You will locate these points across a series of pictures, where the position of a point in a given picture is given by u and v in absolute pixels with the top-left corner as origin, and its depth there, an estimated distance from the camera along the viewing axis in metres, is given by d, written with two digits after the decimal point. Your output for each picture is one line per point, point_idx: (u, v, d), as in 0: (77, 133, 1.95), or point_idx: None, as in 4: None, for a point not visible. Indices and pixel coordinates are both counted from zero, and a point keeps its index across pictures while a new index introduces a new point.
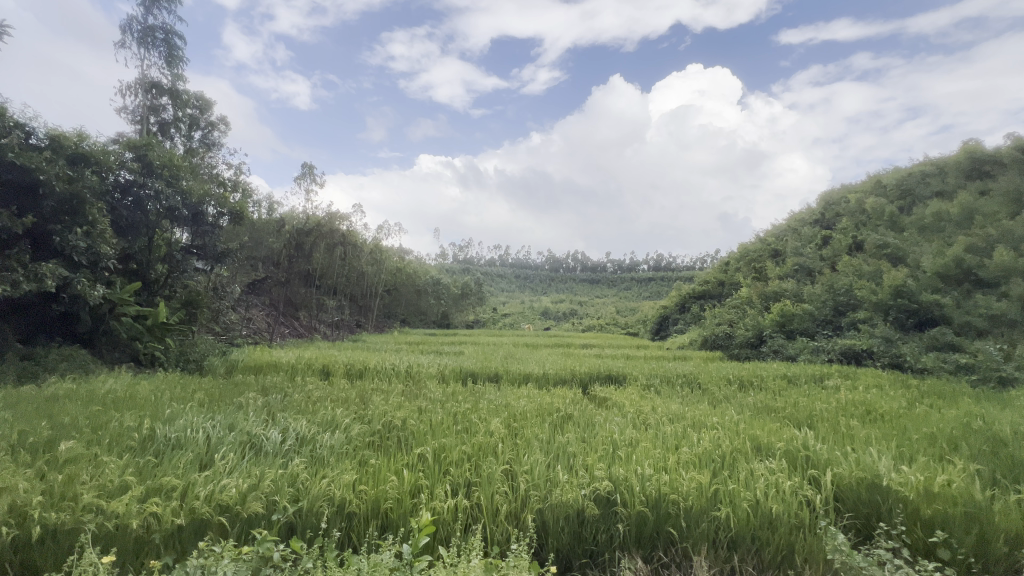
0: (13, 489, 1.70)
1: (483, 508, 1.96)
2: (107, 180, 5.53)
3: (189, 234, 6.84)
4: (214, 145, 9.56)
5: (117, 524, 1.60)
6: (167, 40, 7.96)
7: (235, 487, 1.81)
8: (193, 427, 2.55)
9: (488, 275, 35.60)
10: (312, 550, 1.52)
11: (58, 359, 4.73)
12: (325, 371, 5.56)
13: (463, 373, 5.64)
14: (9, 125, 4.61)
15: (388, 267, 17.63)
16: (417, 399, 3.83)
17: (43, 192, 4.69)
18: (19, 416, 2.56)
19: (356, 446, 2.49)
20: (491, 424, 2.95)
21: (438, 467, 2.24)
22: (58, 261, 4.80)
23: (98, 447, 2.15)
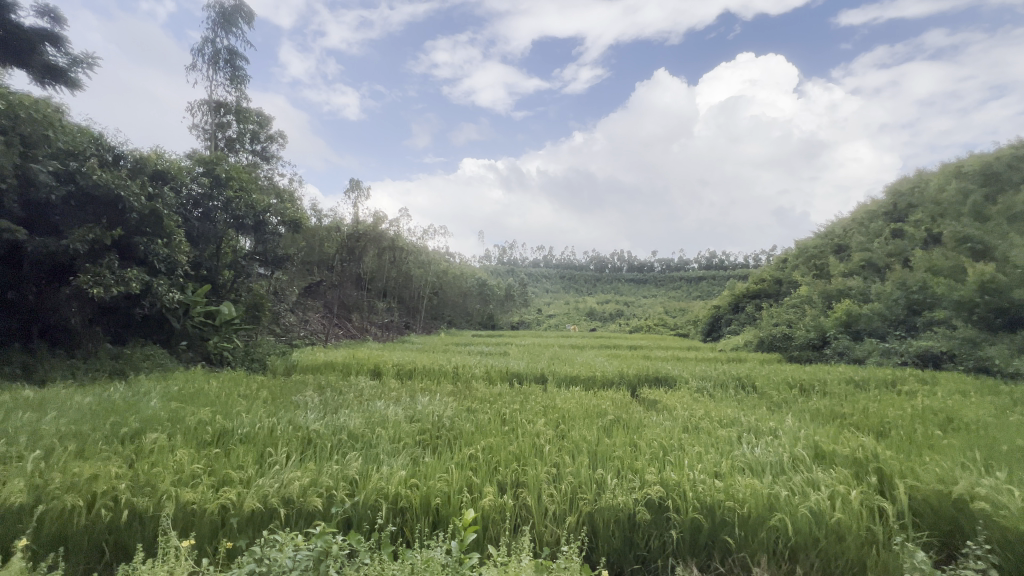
0: (106, 473, 1.88)
1: (532, 508, 1.96)
2: (181, 194, 6.05)
3: (252, 242, 7.29)
4: (272, 158, 10.14)
5: (193, 510, 1.73)
6: (231, 61, 8.54)
7: (297, 480, 1.90)
8: (257, 423, 2.72)
9: (532, 276, 35.66)
10: (367, 543, 1.58)
11: (142, 358, 5.17)
12: (377, 371, 5.76)
13: (509, 373, 5.69)
14: (98, 148, 5.14)
15: (434, 270, 18.03)
16: (464, 398, 3.91)
17: (125, 208, 5.12)
18: (111, 409, 2.84)
19: (407, 443, 2.56)
20: (537, 425, 2.95)
21: (486, 466, 2.26)
22: (140, 269, 5.26)
23: (176, 439, 2.34)
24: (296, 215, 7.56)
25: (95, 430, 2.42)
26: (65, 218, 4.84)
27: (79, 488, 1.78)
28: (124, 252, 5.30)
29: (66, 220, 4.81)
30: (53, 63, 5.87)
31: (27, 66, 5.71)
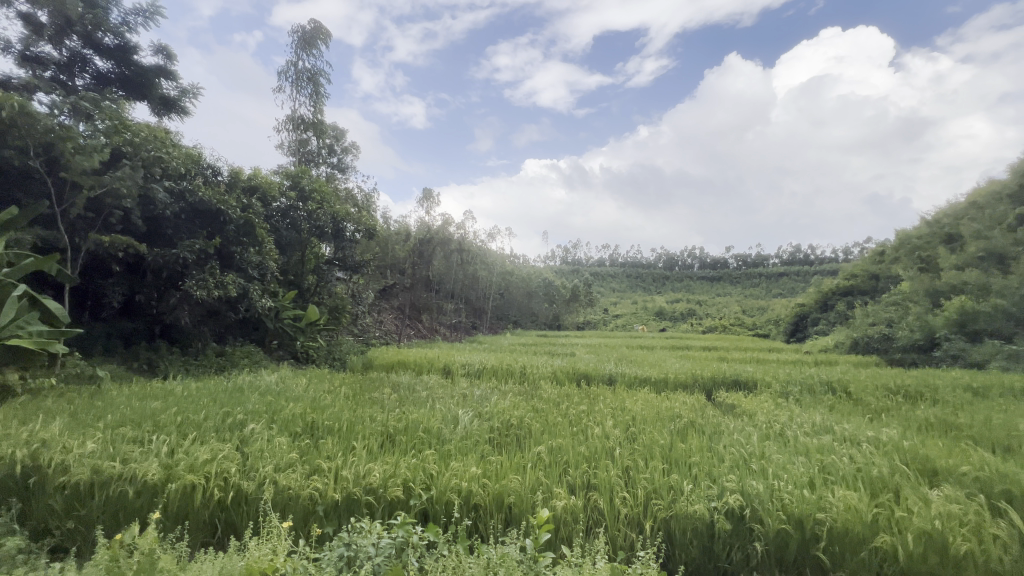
0: (215, 457, 2.10)
1: (604, 512, 1.92)
2: (271, 206, 6.65)
3: (332, 249, 7.80)
4: (348, 169, 10.81)
5: (289, 495, 1.89)
6: (311, 80, 9.23)
7: (377, 472, 2.01)
8: (340, 417, 2.92)
9: (598, 275, 35.00)
10: (445, 535, 1.64)
11: (240, 356, 5.72)
12: (447, 370, 5.94)
13: (577, 374, 5.62)
14: (202, 167, 5.81)
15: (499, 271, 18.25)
16: (532, 398, 3.93)
17: (226, 220, 5.72)
18: (218, 400, 3.18)
19: (478, 441, 2.62)
20: (606, 427, 2.89)
21: (556, 466, 2.26)
22: (238, 275, 5.83)
23: (272, 430, 2.57)
24: (371, 222, 8.00)
25: (207, 419, 2.72)
26: (177, 231, 5.49)
27: (195, 469, 2.01)
28: (225, 260, 5.92)
29: (177, 233, 5.44)
30: (167, 95, 6.67)
31: (146, 99, 6.52)
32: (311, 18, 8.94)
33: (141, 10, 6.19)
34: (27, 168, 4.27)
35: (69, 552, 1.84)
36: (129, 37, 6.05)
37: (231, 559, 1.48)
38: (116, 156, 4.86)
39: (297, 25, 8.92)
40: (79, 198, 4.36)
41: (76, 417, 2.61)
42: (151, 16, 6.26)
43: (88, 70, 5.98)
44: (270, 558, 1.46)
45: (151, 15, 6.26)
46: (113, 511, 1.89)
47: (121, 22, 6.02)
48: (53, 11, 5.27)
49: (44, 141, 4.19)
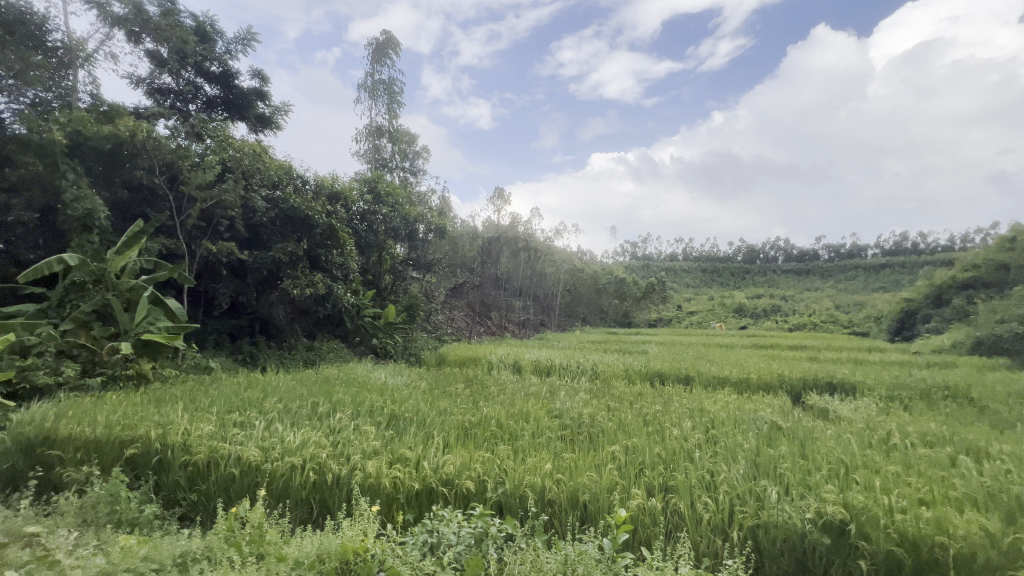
0: (308, 442, 2.29)
1: (685, 516, 1.84)
2: (351, 210, 7.10)
3: (406, 249, 8.19)
4: (420, 172, 11.26)
5: (374, 480, 2.01)
6: (386, 89, 9.73)
7: (453, 464, 2.07)
8: (418, 410, 3.05)
9: (671, 270, 33.54)
10: (522, 529, 1.67)
11: (327, 350, 6.20)
12: (517, 366, 6.02)
13: (650, 373, 5.44)
14: (292, 177, 6.34)
15: (567, 268, 18.11)
16: (604, 396, 3.87)
17: (313, 225, 6.20)
18: (310, 391, 3.46)
19: (549, 438, 2.61)
20: (683, 428, 2.77)
21: (632, 466, 2.20)
22: (324, 275, 6.31)
23: (356, 419, 2.74)
24: (441, 222, 8.30)
25: (300, 407, 2.97)
26: (272, 236, 6.04)
27: (292, 453, 2.19)
28: (314, 261, 6.42)
29: (272, 238, 6.01)
30: (262, 113, 7.32)
31: (245, 118, 7.17)
32: (385, 30, 9.44)
33: (241, 38, 6.87)
34: (154, 185, 4.95)
35: (194, 520, 2.10)
36: (231, 63, 6.75)
37: (328, 537, 1.62)
38: (222, 170, 5.49)
39: (372, 38, 9.45)
40: (194, 209, 4.96)
41: (196, 403, 2.96)
42: (249, 42, 6.93)
43: (199, 96, 6.76)
44: (362, 539, 1.58)
45: (249, 42, 6.94)
46: (226, 488, 2.12)
47: (225, 51, 6.73)
48: (171, 47, 6.02)
49: (166, 160, 4.84)
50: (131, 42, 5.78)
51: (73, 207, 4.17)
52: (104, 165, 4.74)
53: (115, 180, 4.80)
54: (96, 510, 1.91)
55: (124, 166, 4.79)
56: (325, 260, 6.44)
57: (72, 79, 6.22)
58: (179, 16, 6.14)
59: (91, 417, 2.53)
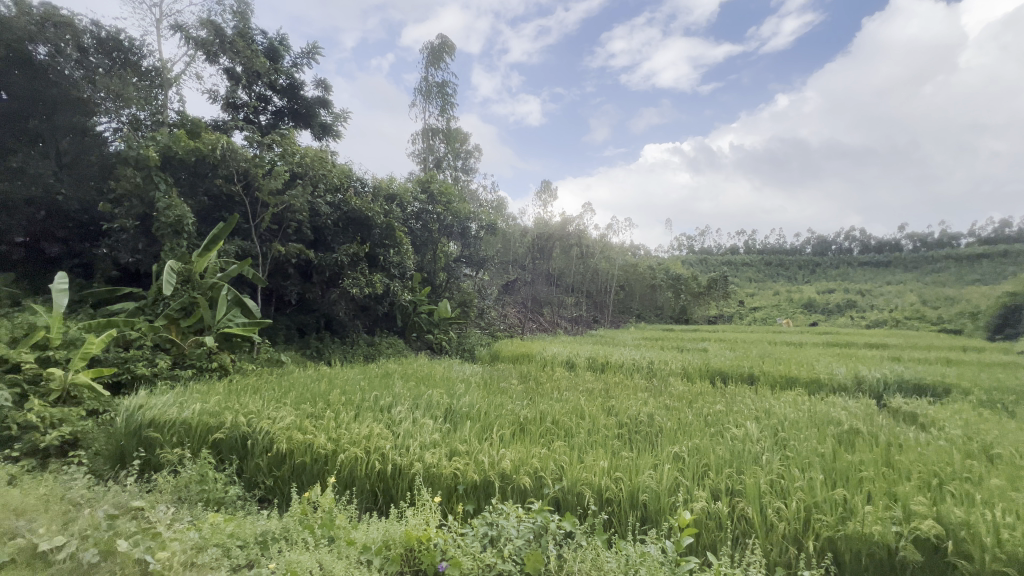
0: (370, 434, 2.39)
1: (753, 522, 1.75)
2: (407, 210, 7.34)
3: (459, 247, 8.35)
4: (472, 171, 11.44)
5: (434, 472, 2.06)
6: (439, 90, 9.94)
7: (510, 459, 2.08)
8: (473, 404, 3.12)
9: (732, 264, 31.95)
10: (582, 527, 1.66)
11: (387, 346, 6.48)
12: (570, 363, 5.98)
13: (710, 371, 5.24)
14: (352, 180, 6.65)
15: (621, 263, 17.74)
16: (661, 395, 3.77)
17: (372, 225, 6.46)
18: (372, 384, 3.63)
19: (606, 436, 2.57)
20: (749, 430, 2.63)
21: (695, 467, 2.12)
22: (383, 274, 6.57)
23: (415, 413, 2.83)
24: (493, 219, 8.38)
25: (364, 400, 3.11)
26: (335, 237, 6.37)
27: (356, 443, 2.30)
28: (373, 260, 6.70)
29: (335, 239, 6.34)
30: (325, 121, 7.71)
31: (310, 127, 7.61)
32: (439, 34, 9.64)
33: (307, 52, 7.29)
34: (231, 192, 5.37)
35: (272, 502, 2.27)
36: (298, 76, 7.18)
37: (393, 525, 1.69)
38: (292, 177, 5.86)
39: (426, 42, 9.69)
40: (266, 214, 5.33)
41: (271, 393, 3.19)
42: (313, 56, 7.33)
43: (269, 107, 7.24)
44: (424, 528, 1.63)
45: (314, 55, 7.33)
46: (300, 473, 2.27)
47: (292, 64, 7.16)
48: (245, 63, 6.49)
49: (242, 170, 5.24)
50: (210, 62, 6.31)
51: (165, 215, 4.61)
52: (189, 176, 5.21)
53: (199, 189, 5.26)
54: (188, 489, 2.11)
55: (206, 175, 5.23)
56: (383, 259, 6.70)
57: (162, 98, 6.79)
58: (251, 35, 6.61)
59: (182, 404, 2.79)
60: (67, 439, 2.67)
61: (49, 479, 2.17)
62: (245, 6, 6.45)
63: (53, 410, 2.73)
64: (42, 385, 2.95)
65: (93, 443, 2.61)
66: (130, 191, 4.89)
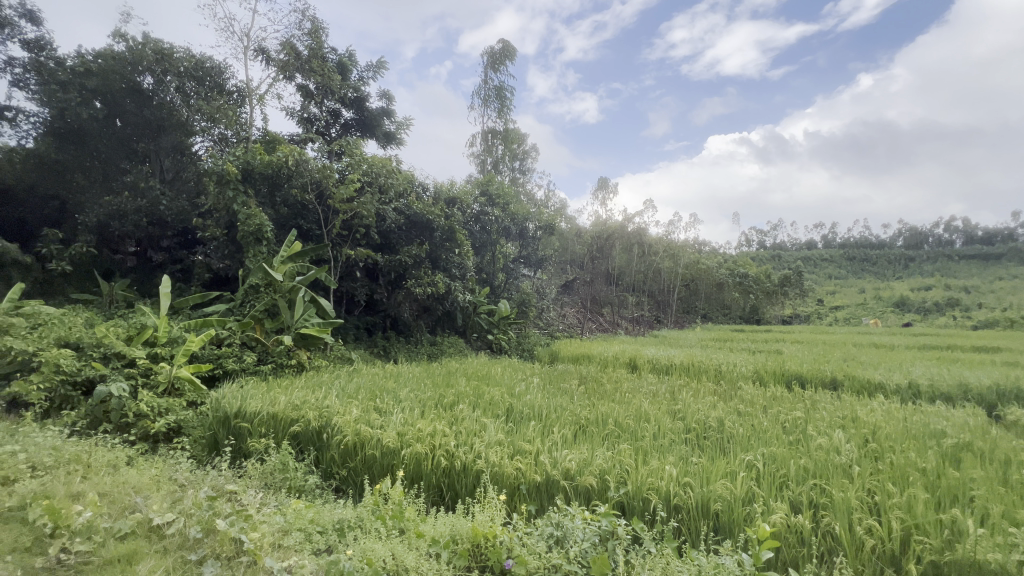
0: (435, 430, 2.46)
1: (842, 540, 1.61)
2: (467, 212, 7.52)
3: (518, 247, 8.42)
4: (529, 172, 11.47)
5: (497, 471, 2.09)
6: (498, 93, 10.08)
7: (572, 460, 2.06)
8: (533, 404, 3.13)
9: (809, 260, 29.72)
10: (650, 533, 1.61)
11: (448, 345, 6.67)
12: (632, 364, 5.82)
13: (785, 376, 4.91)
14: (414, 185, 6.90)
15: (685, 262, 17.05)
16: (731, 398, 3.59)
17: (433, 228, 6.68)
18: (436, 382, 3.75)
19: (673, 440, 2.48)
20: (834, 438, 2.43)
21: (772, 477, 1.99)
22: (444, 275, 6.77)
23: (477, 412, 2.88)
24: (550, 219, 8.37)
25: (429, 397, 3.22)
26: (399, 241, 6.65)
27: (422, 439, 2.38)
28: (435, 262, 6.92)
29: (400, 243, 6.60)
30: (389, 130, 8.06)
31: (375, 136, 8.00)
32: (498, 38, 9.78)
33: (372, 66, 7.66)
34: (306, 201, 5.75)
35: (347, 492, 2.41)
36: (364, 89, 7.56)
37: (460, 520, 1.74)
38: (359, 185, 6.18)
39: (487, 47, 9.86)
40: (336, 220, 5.66)
41: (343, 389, 3.37)
42: (378, 69, 7.69)
43: (338, 120, 7.69)
44: (490, 525, 1.66)
45: (378, 69, 7.70)
46: (371, 465, 2.38)
47: (359, 78, 7.57)
48: (317, 81, 6.96)
49: (315, 180, 5.60)
50: (287, 80, 6.83)
51: (248, 224, 5.03)
52: (269, 187, 5.65)
53: (277, 199, 5.69)
54: (273, 476, 2.30)
55: (283, 186, 5.65)
56: (445, 260, 6.90)
57: (246, 117, 7.41)
58: (324, 53, 7.08)
59: (266, 397, 3.03)
60: (173, 427, 3.00)
61: (159, 461, 2.44)
62: (318, 27, 6.91)
63: (161, 400, 3.07)
64: (151, 378, 3.33)
65: (193, 431, 2.90)
66: (219, 203, 5.39)
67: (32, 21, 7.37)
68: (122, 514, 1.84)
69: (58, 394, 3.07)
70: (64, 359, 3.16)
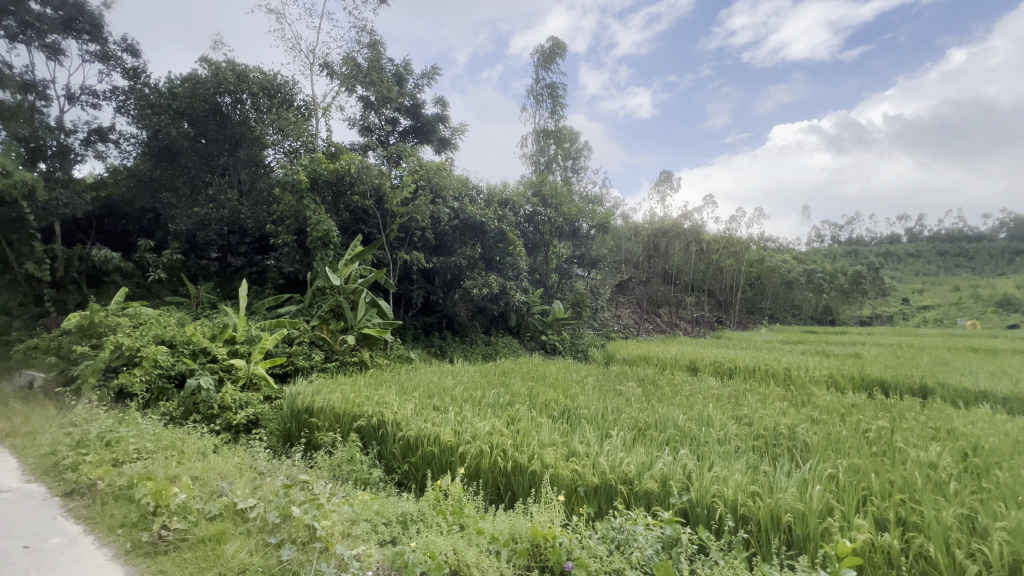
0: (492, 429, 2.49)
1: (938, 563, 1.46)
2: (519, 213, 7.57)
3: (571, 247, 8.35)
4: (582, 170, 11.34)
5: (555, 471, 2.07)
6: (550, 92, 10.05)
7: (631, 464, 2.01)
8: (590, 405, 3.09)
9: (891, 255, 27.23)
10: (718, 543, 1.54)
11: (502, 345, 6.75)
12: (692, 366, 5.60)
13: (864, 382, 4.53)
14: (468, 188, 7.04)
15: (749, 259, 16.16)
16: (802, 405, 3.37)
17: (486, 230, 6.78)
18: (491, 381, 3.80)
19: (740, 447, 2.36)
20: (927, 451, 2.20)
21: (853, 490, 1.84)
22: (497, 276, 6.85)
23: (532, 412, 2.88)
24: (604, 218, 8.23)
25: (485, 396, 3.27)
26: (454, 243, 6.80)
27: (478, 437, 2.41)
28: (488, 263, 7.01)
29: (455, 244, 6.75)
30: (443, 135, 8.27)
31: (431, 142, 8.23)
32: (549, 37, 9.77)
33: (427, 73, 7.90)
34: (366, 206, 6.03)
35: (408, 486, 2.49)
36: (420, 96, 7.81)
37: (520, 519, 1.75)
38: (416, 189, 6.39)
39: (538, 46, 9.87)
40: (395, 224, 5.88)
41: (403, 387, 3.50)
42: (433, 76, 7.92)
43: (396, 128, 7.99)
44: (550, 527, 1.65)
45: (432, 76, 7.92)
46: (430, 462, 2.45)
47: (415, 86, 7.82)
48: (376, 90, 7.27)
49: (375, 186, 5.85)
50: (349, 91, 7.18)
51: (316, 230, 5.35)
52: (334, 195, 5.96)
53: (341, 206, 6.00)
54: (341, 468, 2.43)
55: (346, 193, 5.94)
56: (498, 261, 6.98)
57: (312, 128, 7.88)
58: (382, 64, 7.38)
59: (333, 392, 3.20)
60: (251, 420, 3.24)
61: (240, 450, 2.65)
62: (376, 40, 7.22)
63: (241, 394, 3.33)
64: (233, 374, 3.62)
65: (269, 423, 3.12)
66: (290, 210, 5.77)
67: (132, 53, 8.24)
68: (211, 497, 2.01)
69: (156, 386, 3.41)
70: (161, 354, 3.50)
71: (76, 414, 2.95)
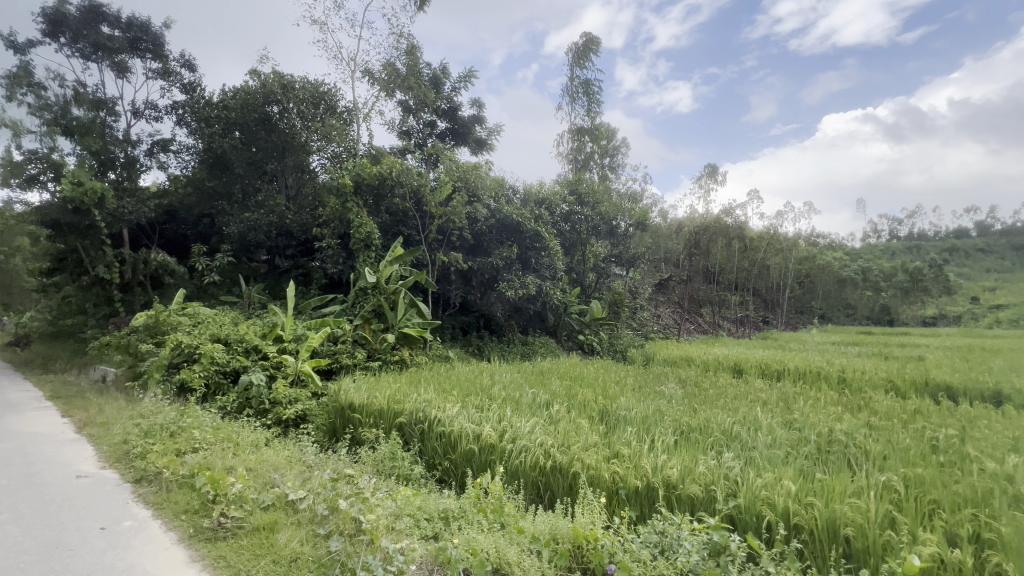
0: (530, 429, 2.49)
1: None
2: (555, 213, 7.55)
3: (608, 245, 8.23)
4: (619, 167, 11.15)
5: (595, 472, 2.05)
6: (585, 90, 9.95)
7: (675, 467, 1.96)
8: (630, 407, 3.03)
9: None
10: (768, 551, 1.48)
11: (540, 345, 6.74)
12: (737, 368, 5.40)
13: (928, 387, 4.22)
14: (504, 188, 7.07)
15: (797, 257, 15.43)
16: (858, 409, 3.18)
17: (523, 229, 6.79)
18: (528, 381, 3.80)
19: (789, 453, 2.25)
20: (1000, 462, 2.03)
21: (917, 502, 1.72)
22: (534, 276, 6.85)
23: (571, 413, 2.86)
24: (642, 216, 8.07)
25: (523, 396, 3.27)
26: (491, 243, 6.85)
27: (518, 437, 2.42)
28: (525, 263, 7.02)
29: (491, 245, 6.80)
30: (480, 137, 8.34)
31: (467, 143, 8.32)
32: (584, 34, 9.67)
33: (464, 76, 7.99)
34: (406, 209, 6.16)
35: (449, 483, 2.53)
36: (457, 98, 7.91)
37: (561, 520, 1.74)
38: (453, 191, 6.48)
39: (573, 44, 9.79)
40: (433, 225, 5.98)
41: (443, 386, 3.55)
42: (469, 79, 8.00)
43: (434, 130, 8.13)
44: (591, 528, 1.64)
45: (469, 79, 8.01)
46: (470, 459, 2.47)
47: (451, 89, 7.93)
48: (414, 95, 7.43)
49: (414, 188, 5.97)
50: (389, 96, 7.37)
51: (358, 232, 5.52)
52: (375, 198, 6.12)
53: (382, 208, 6.16)
54: (384, 463, 2.50)
55: (387, 196, 6.09)
56: (535, 261, 6.98)
57: (354, 134, 8.13)
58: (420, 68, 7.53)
59: (376, 390, 3.29)
60: (299, 415, 3.38)
61: (290, 444, 2.77)
62: (414, 45, 7.38)
63: (290, 390, 3.48)
64: (282, 370, 3.79)
65: (316, 419, 3.24)
66: (334, 214, 5.97)
67: (189, 68, 8.76)
68: (265, 488, 2.11)
69: (213, 382, 3.61)
70: (217, 352, 3.71)
71: (144, 407, 3.17)
